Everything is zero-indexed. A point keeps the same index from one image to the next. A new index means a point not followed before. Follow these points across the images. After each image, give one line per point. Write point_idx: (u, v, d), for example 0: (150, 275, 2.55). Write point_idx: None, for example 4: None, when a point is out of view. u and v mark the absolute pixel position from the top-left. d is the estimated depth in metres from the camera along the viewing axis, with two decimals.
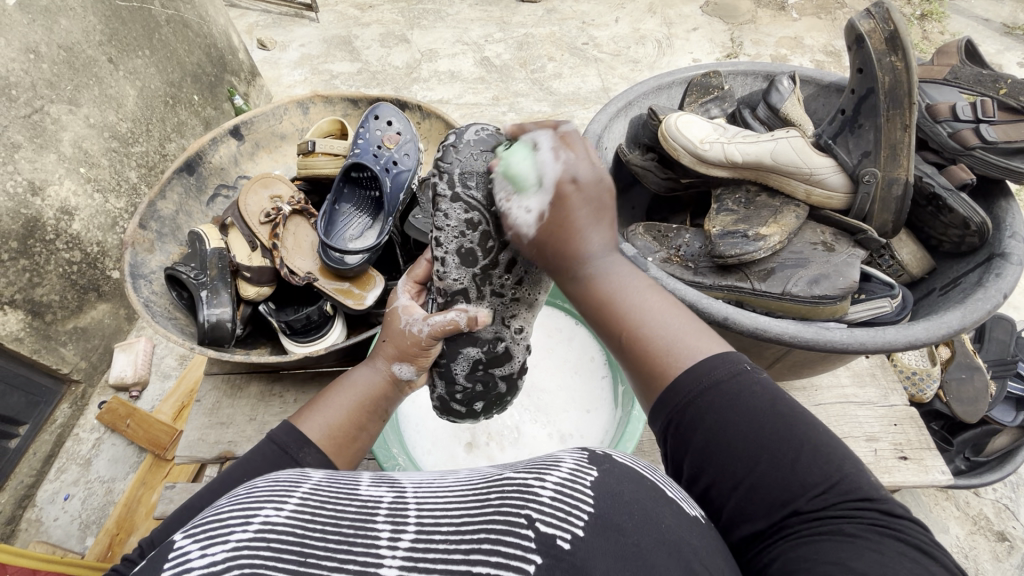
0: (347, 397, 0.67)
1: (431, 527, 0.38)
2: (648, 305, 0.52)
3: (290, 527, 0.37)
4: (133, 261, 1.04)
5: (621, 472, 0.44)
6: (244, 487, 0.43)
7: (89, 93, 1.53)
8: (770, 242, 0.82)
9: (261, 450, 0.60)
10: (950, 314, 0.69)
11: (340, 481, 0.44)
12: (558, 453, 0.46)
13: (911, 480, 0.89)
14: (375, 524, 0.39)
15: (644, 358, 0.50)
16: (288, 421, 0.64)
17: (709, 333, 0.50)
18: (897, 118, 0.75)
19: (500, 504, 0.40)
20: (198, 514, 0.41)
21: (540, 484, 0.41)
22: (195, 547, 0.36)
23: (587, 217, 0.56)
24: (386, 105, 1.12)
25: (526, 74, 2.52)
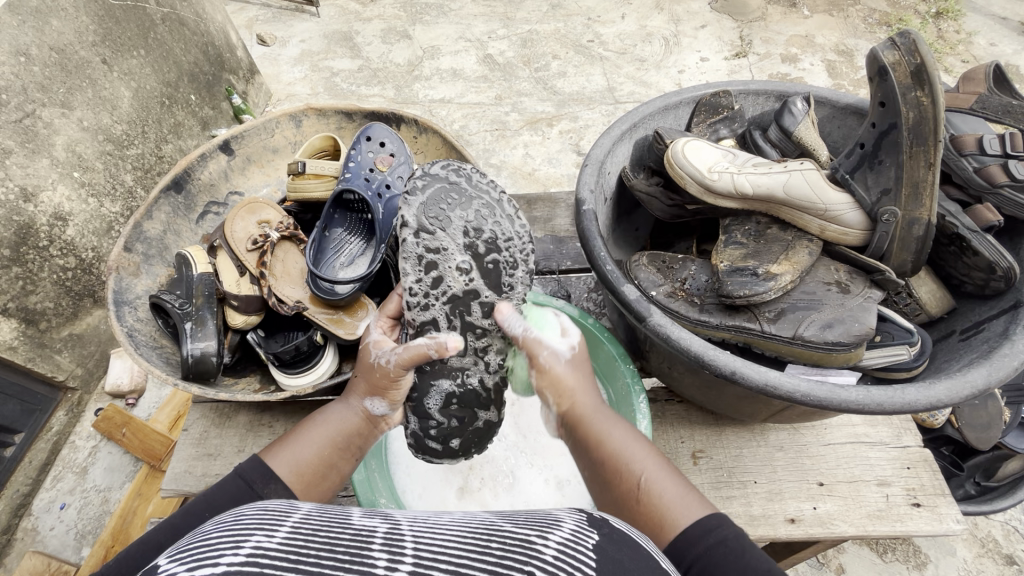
0: (317, 433, 0.69)
1: (428, 562, 0.38)
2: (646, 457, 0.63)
3: (283, 553, 0.37)
4: (117, 287, 1.01)
5: (619, 537, 0.45)
6: (228, 515, 0.44)
7: (82, 95, 1.48)
8: (781, 282, 0.77)
9: (228, 485, 0.61)
10: (973, 371, 0.64)
11: (333, 514, 0.44)
12: (558, 514, 0.47)
13: (924, 529, 0.85)
14: (371, 552, 0.38)
15: (648, 519, 0.58)
16: (258, 454, 0.66)
17: (698, 494, 0.59)
18: (922, 155, 0.70)
19: (501, 556, 0.40)
20: (183, 540, 0.41)
21: (542, 542, 0.42)
22: (183, 568, 0.36)
23: (589, 384, 0.74)
24: (379, 126, 1.09)
25: (530, 73, 2.45)
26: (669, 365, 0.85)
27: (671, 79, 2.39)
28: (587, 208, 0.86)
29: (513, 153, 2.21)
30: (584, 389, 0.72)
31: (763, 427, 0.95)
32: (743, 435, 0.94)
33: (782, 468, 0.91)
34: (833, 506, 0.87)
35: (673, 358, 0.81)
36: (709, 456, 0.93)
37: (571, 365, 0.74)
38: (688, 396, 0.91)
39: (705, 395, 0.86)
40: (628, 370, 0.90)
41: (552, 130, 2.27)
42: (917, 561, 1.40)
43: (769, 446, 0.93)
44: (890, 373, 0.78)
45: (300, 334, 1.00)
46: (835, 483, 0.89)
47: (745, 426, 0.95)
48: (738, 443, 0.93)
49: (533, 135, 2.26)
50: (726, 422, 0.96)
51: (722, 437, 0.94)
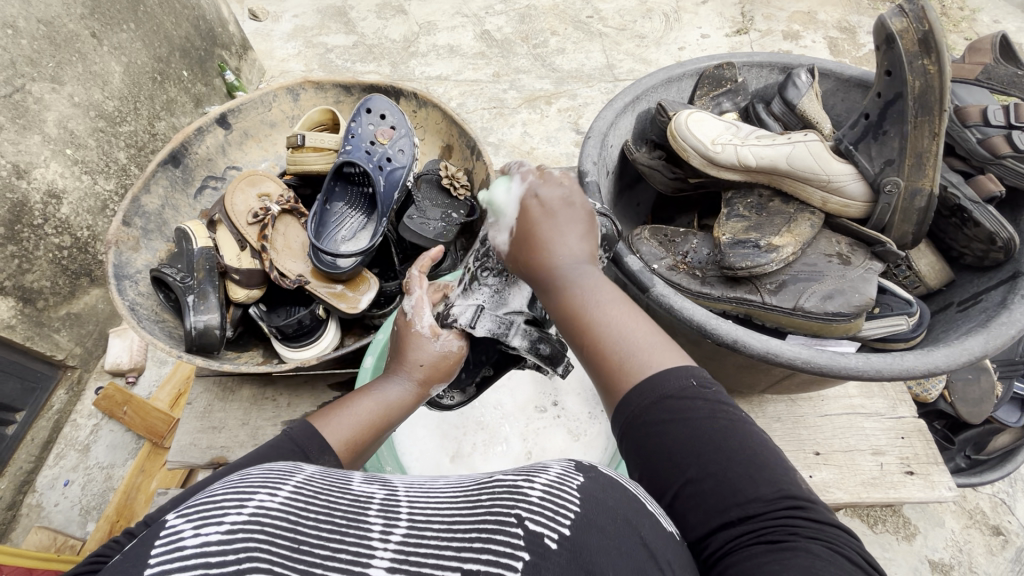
0: (370, 404, 0.65)
1: (421, 524, 0.39)
2: (615, 315, 0.52)
3: (284, 514, 0.37)
4: (117, 262, 1.00)
5: (608, 479, 0.44)
6: (235, 475, 0.43)
7: (72, 70, 1.45)
8: (783, 253, 0.77)
9: (279, 446, 0.55)
10: (971, 339, 0.66)
11: (333, 478, 0.44)
12: (548, 459, 0.46)
13: (917, 495, 0.87)
14: (367, 517, 0.39)
15: (613, 374, 0.50)
16: (308, 419, 0.60)
17: (673, 346, 0.51)
18: (926, 125, 0.71)
19: (491, 505, 0.40)
20: (189, 498, 0.40)
21: (529, 485, 0.41)
22: (189, 526, 0.35)
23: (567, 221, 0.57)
24: (379, 98, 1.08)
25: (528, 49, 2.41)
26: None
27: (671, 56, 2.36)
28: (588, 178, 0.85)
29: (512, 131, 2.19)
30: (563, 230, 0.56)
31: (762, 399, 0.96)
32: (742, 406, 0.96)
33: (779, 439, 0.92)
34: (829, 474, 0.90)
35: (674, 331, 0.82)
36: None
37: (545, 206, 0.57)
38: None
39: (704, 366, 0.87)
40: None
41: (550, 108, 2.24)
42: (906, 532, 1.43)
43: (767, 417, 0.94)
44: (887, 344, 0.79)
45: (303, 309, 1.00)
46: (831, 452, 0.91)
47: (743, 398, 0.96)
48: None
49: (531, 113, 2.24)
50: (725, 394, 0.97)
51: None
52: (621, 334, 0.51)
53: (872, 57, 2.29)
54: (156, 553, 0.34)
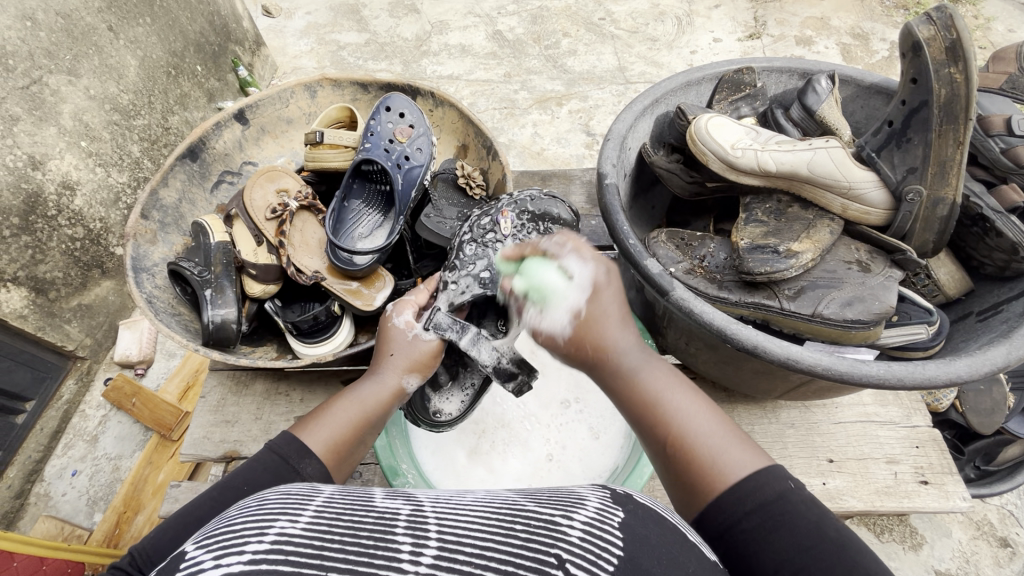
0: (350, 406, 0.67)
1: (453, 545, 0.38)
2: (689, 410, 0.56)
3: (308, 540, 0.37)
4: (135, 255, 1.01)
5: (645, 514, 0.46)
6: (255, 499, 0.44)
7: (89, 63, 1.46)
8: (802, 259, 0.77)
9: (262, 459, 0.59)
10: (994, 350, 0.65)
11: (354, 496, 0.44)
12: (582, 491, 0.48)
13: (931, 505, 0.87)
14: (395, 537, 0.38)
15: (695, 472, 0.52)
16: (290, 430, 0.63)
17: (752, 445, 0.53)
18: (950, 133, 0.71)
19: (527, 539, 0.40)
20: (207, 524, 0.41)
21: (568, 523, 0.42)
22: (209, 556, 0.36)
23: (624, 326, 0.62)
24: (398, 96, 1.08)
25: (540, 50, 2.41)
26: (687, 340, 0.86)
27: (682, 59, 2.35)
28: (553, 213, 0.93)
29: (522, 132, 2.20)
30: (614, 331, 0.62)
31: (775, 405, 0.96)
32: (754, 412, 0.96)
33: (792, 445, 0.92)
34: (842, 482, 0.89)
35: (692, 334, 0.82)
36: None
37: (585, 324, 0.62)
38: (703, 371, 0.92)
39: (721, 370, 0.87)
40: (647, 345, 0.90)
41: (561, 109, 2.24)
42: (913, 541, 1.43)
43: (780, 423, 0.94)
44: (905, 352, 0.79)
45: (317, 305, 1.00)
46: (844, 460, 0.91)
47: (757, 403, 0.96)
48: (749, 420, 0.95)
49: (542, 114, 2.24)
50: (739, 399, 0.97)
51: (734, 413, 0.96)
52: (692, 429, 0.54)
53: (885, 64, 2.29)
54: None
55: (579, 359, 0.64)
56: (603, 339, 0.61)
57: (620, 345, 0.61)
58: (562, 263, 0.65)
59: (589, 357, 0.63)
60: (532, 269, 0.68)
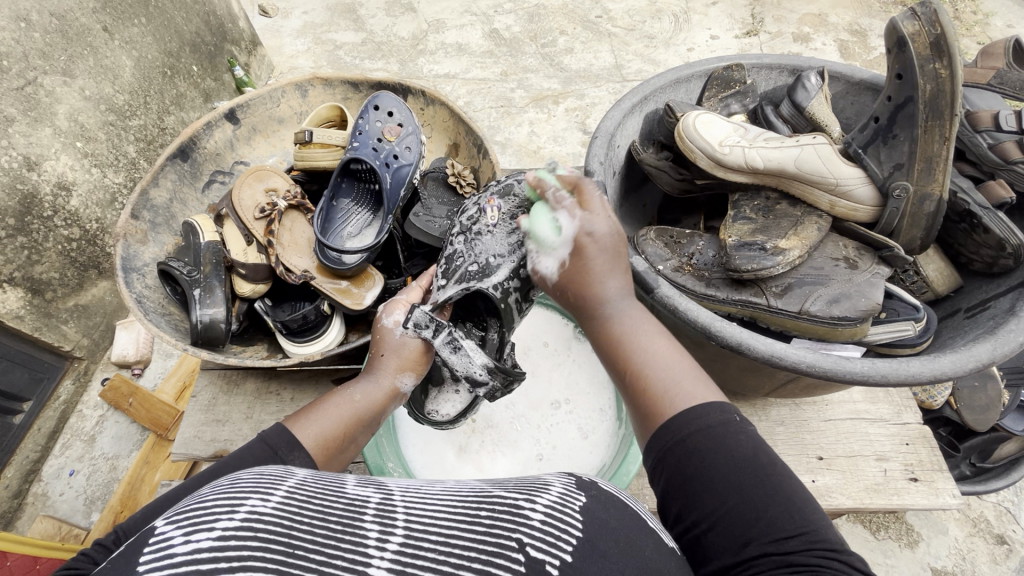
0: (343, 404, 0.66)
1: (419, 533, 0.38)
2: (658, 348, 0.57)
3: (278, 518, 0.37)
4: (125, 255, 1.01)
5: (606, 500, 0.46)
6: (227, 479, 0.43)
7: (84, 63, 1.46)
8: (789, 256, 0.77)
9: (251, 447, 0.57)
10: (979, 346, 0.65)
11: (324, 481, 0.44)
12: (547, 477, 0.48)
13: (921, 503, 0.87)
14: (362, 523, 0.38)
15: (644, 394, 0.54)
16: (282, 422, 0.62)
17: (710, 385, 0.53)
18: (936, 129, 0.70)
19: (491, 525, 0.40)
20: (178, 503, 0.40)
21: (531, 507, 0.42)
22: (178, 533, 0.35)
23: (611, 263, 0.65)
24: (387, 95, 1.08)
25: (536, 49, 2.41)
26: None
27: (679, 57, 2.35)
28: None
29: (518, 131, 2.19)
30: (597, 262, 0.65)
31: (765, 403, 0.96)
32: (744, 409, 0.95)
33: (782, 442, 0.92)
34: (832, 479, 0.89)
35: (679, 332, 0.82)
36: None
37: (585, 240, 0.66)
38: None
39: (709, 368, 0.86)
40: None
41: (557, 108, 2.24)
42: (908, 539, 1.42)
43: (770, 421, 0.94)
44: (893, 349, 0.79)
45: (307, 304, 1.00)
46: (834, 458, 0.91)
47: (747, 401, 0.96)
48: None
49: (539, 112, 2.23)
50: (728, 397, 0.97)
51: None
52: (652, 363, 0.56)
53: (883, 60, 2.28)
54: (145, 558, 0.34)
55: (564, 293, 0.68)
56: (597, 278, 0.64)
57: (604, 283, 0.64)
58: (557, 215, 0.70)
59: (571, 292, 0.67)
60: (539, 213, 0.75)
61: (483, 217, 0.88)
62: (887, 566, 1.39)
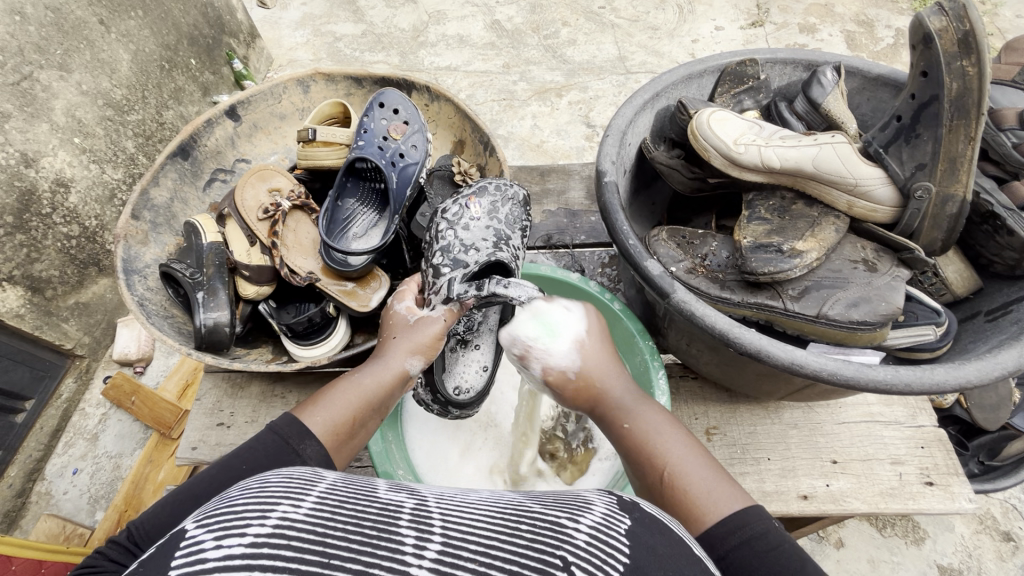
0: (354, 387, 0.65)
1: (457, 542, 0.37)
2: (683, 453, 0.57)
3: (310, 526, 0.36)
4: (126, 255, 0.99)
5: (652, 523, 0.45)
6: (257, 480, 0.43)
7: (80, 57, 1.43)
8: (807, 259, 0.75)
9: (263, 439, 0.58)
10: (1004, 353, 0.63)
11: (357, 486, 0.43)
12: (588, 495, 0.47)
13: (936, 507, 0.86)
14: (399, 528, 0.37)
15: (681, 509, 0.54)
16: (292, 412, 0.62)
17: (738, 485, 0.54)
18: (962, 128, 0.68)
19: (531, 539, 0.39)
20: (208, 503, 0.40)
21: (574, 527, 0.41)
22: (210, 536, 0.35)
23: (615, 372, 0.66)
24: (391, 92, 1.05)
25: (539, 40, 2.37)
26: (688, 341, 0.84)
27: (683, 48, 2.31)
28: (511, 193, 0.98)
29: (521, 124, 2.17)
30: (609, 382, 0.65)
31: (777, 406, 0.95)
32: (757, 412, 0.94)
33: (796, 446, 0.91)
34: (846, 483, 0.88)
35: (694, 335, 0.80)
36: (723, 433, 0.93)
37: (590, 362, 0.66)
38: (704, 373, 0.90)
39: (722, 372, 0.85)
40: (647, 346, 0.89)
41: (561, 100, 2.21)
42: (915, 536, 1.42)
43: (783, 424, 0.93)
44: (913, 353, 0.77)
45: (312, 306, 0.99)
46: (848, 461, 0.90)
47: (759, 404, 0.95)
48: (752, 421, 0.93)
49: (541, 105, 2.20)
50: (740, 399, 0.96)
51: (736, 413, 0.94)
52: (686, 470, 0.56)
53: (890, 52, 2.24)
54: (177, 562, 0.33)
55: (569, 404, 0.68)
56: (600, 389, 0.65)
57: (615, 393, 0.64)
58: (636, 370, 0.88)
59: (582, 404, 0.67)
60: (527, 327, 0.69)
61: (467, 212, 0.93)
62: (893, 564, 1.39)
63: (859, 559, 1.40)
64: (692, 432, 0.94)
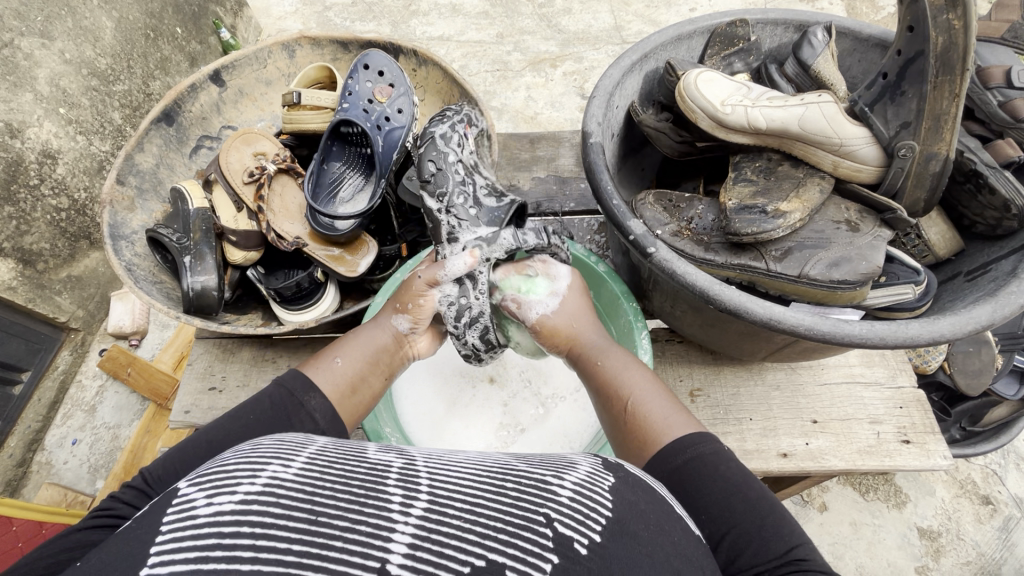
0: (355, 349, 0.71)
1: (443, 500, 0.38)
2: (644, 387, 0.66)
3: (299, 485, 0.37)
4: (113, 222, 0.99)
5: (635, 481, 0.46)
6: (248, 443, 0.44)
7: (62, 24, 1.40)
8: (790, 219, 0.75)
9: (271, 393, 0.62)
10: (978, 309, 0.64)
11: (347, 448, 0.44)
12: (573, 458, 0.48)
13: (912, 464, 0.88)
14: (385, 487, 0.38)
15: (641, 437, 0.61)
16: (296, 368, 0.67)
17: (690, 418, 0.62)
18: (947, 85, 0.67)
19: (517, 497, 0.40)
20: (202, 463, 0.41)
21: (558, 484, 0.42)
22: (202, 495, 0.36)
23: (586, 321, 0.76)
24: (377, 53, 1.04)
25: (533, 9, 2.32)
26: (672, 303, 0.85)
27: (680, 17, 2.26)
28: (439, 132, 0.86)
29: (515, 96, 2.14)
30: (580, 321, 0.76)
31: (761, 367, 0.96)
32: (740, 374, 0.96)
33: (778, 406, 0.93)
34: (825, 442, 0.90)
35: (677, 296, 0.81)
36: (707, 395, 0.95)
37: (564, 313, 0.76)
38: (689, 336, 0.92)
39: (705, 333, 0.86)
40: (632, 308, 0.89)
41: (555, 71, 2.18)
42: (896, 500, 1.46)
43: (766, 386, 0.94)
44: (892, 312, 0.79)
45: (301, 271, 0.99)
46: (828, 421, 0.92)
47: (743, 366, 0.96)
48: (735, 382, 0.95)
49: (535, 76, 2.17)
50: (725, 361, 0.97)
51: (720, 375, 0.96)
52: (644, 400, 0.64)
53: (891, 21, 2.20)
54: (168, 518, 0.35)
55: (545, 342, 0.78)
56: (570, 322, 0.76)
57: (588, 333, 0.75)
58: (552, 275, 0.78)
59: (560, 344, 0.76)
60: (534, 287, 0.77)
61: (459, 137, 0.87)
62: (874, 526, 1.43)
63: (842, 521, 1.44)
64: (677, 394, 0.96)
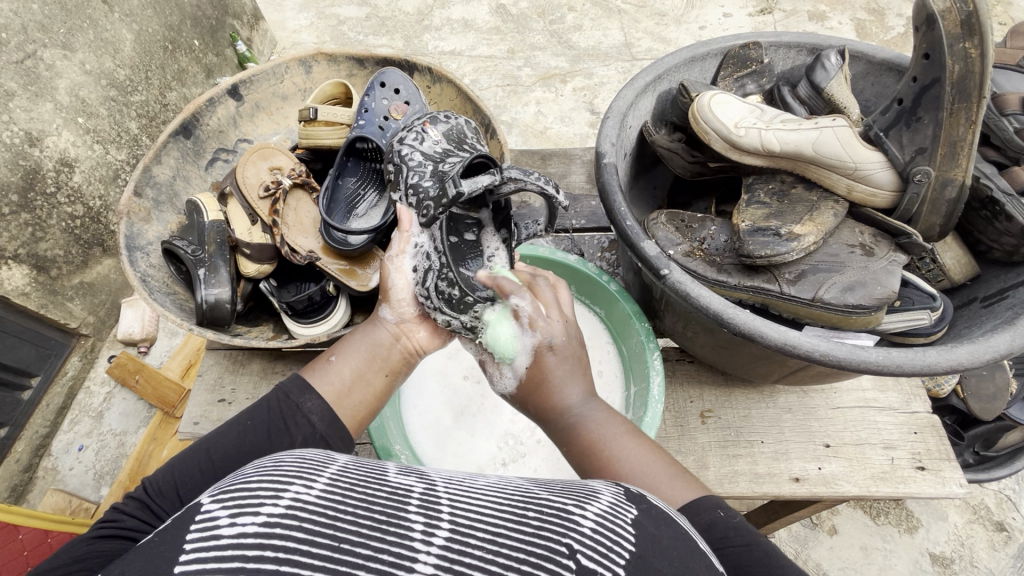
0: (354, 348, 0.70)
1: (465, 529, 0.38)
2: (628, 449, 0.60)
3: (322, 508, 0.37)
4: (129, 232, 1.00)
5: (658, 514, 0.45)
6: (268, 460, 0.44)
7: (83, 36, 1.43)
8: (804, 242, 0.75)
9: (270, 398, 0.63)
10: (997, 337, 0.64)
11: (368, 467, 0.44)
12: (595, 486, 0.47)
13: (928, 491, 0.86)
14: (408, 514, 0.38)
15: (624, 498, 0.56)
16: (299, 372, 0.68)
17: (687, 478, 0.57)
18: (962, 112, 0.67)
19: (539, 527, 0.39)
20: (222, 479, 0.41)
21: (581, 514, 0.41)
22: (225, 513, 0.36)
23: (570, 371, 0.65)
24: (393, 71, 1.05)
25: (544, 25, 2.35)
26: (685, 324, 0.85)
27: (690, 35, 2.28)
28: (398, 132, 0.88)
29: (525, 110, 2.16)
30: (557, 373, 0.65)
31: (773, 390, 0.95)
32: (751, 396, 0.95)
33: (789, 430, 0.92)
34: (838, 467, 0.89)
35: (689, 318, 0.80)
36: (718, 416, 0.94)
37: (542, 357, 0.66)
38: (702, 358, 0.91)
39: (717, 354, 0.85)
40: (643, 328, 0.89)
41: (565, 87, 2.20)
42: (908, 524, 1.43)
43: (778, 408, 0.93)
44: (908, 338, 0.78)
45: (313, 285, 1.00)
46: (841, 445, 0.90)
47: (754, 388, 0.96)
48: (746, 405, 0.94)
49: (545, 92, 2.19)
50: (736, 383, 0.97)
51: (730, 397, 0.95)
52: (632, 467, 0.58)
53: (899, 41, 2.21)
54: (192, 537, 0.35)
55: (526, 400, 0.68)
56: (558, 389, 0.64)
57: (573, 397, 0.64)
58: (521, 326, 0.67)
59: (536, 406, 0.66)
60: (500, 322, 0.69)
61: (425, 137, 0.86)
62: (885, 552, 1.40)
63: (852, 546, 1.41)
64: (687, 415, 0.95)
